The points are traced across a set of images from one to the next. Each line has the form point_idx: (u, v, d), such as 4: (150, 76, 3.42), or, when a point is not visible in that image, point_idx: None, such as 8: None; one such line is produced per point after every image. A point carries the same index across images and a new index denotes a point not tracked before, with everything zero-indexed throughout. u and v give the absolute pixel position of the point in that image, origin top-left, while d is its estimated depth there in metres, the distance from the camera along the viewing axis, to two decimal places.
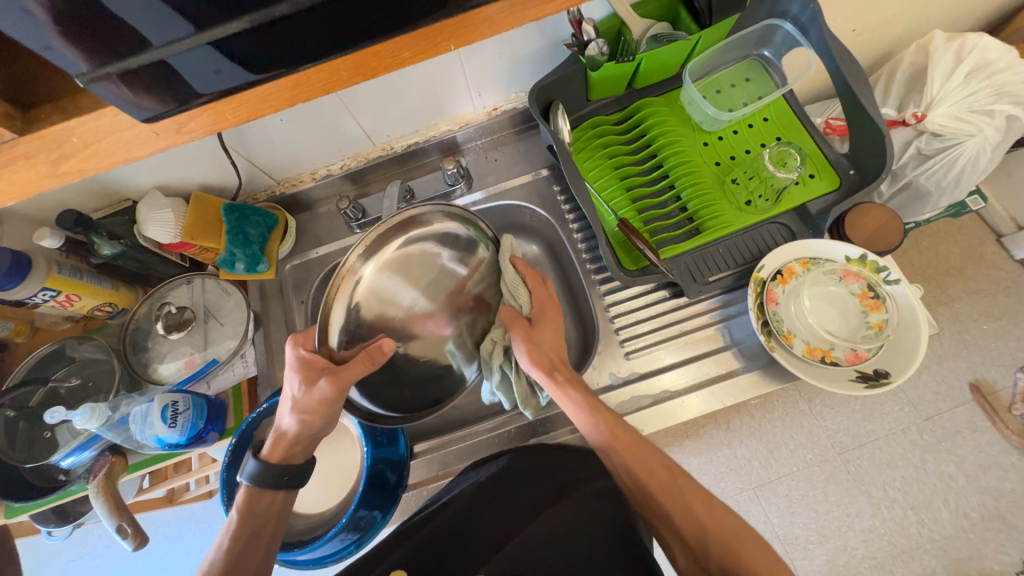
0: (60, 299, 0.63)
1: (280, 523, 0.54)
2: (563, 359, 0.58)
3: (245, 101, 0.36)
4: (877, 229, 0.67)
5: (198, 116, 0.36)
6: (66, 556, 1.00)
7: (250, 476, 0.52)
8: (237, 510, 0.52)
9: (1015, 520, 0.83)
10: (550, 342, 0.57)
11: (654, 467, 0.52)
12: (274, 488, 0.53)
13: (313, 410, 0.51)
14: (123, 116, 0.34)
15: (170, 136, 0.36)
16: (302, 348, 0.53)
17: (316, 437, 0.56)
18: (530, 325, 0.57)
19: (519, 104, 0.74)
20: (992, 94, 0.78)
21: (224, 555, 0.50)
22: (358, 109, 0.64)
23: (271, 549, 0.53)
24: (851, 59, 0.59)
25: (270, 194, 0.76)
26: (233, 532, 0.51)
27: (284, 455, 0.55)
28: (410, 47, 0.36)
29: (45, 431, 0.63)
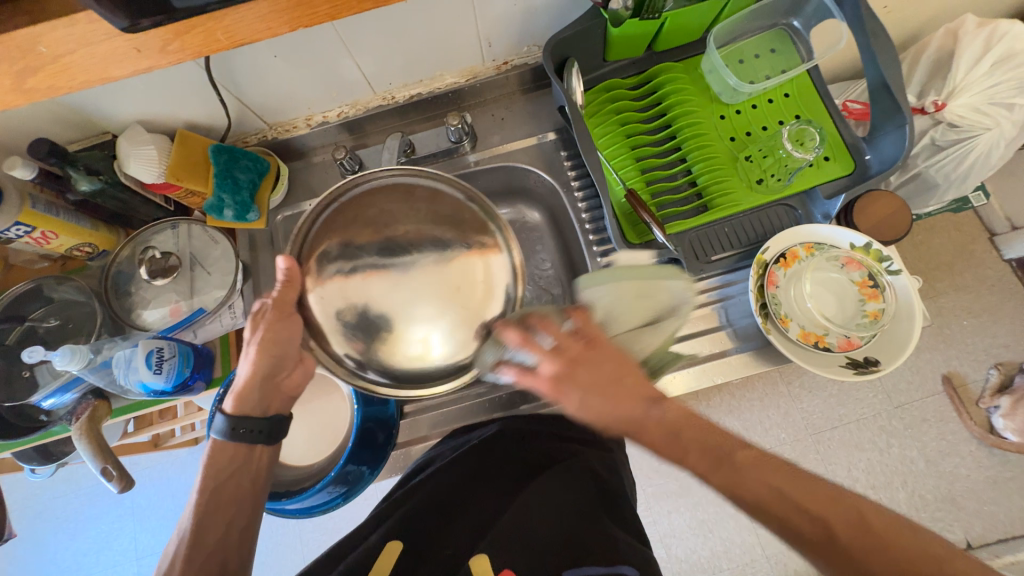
0: (35, 236, 0.60)
1: (245, 481, 0.52)
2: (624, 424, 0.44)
3: (241, 22, 0.33)
4: (884, 219, 0.66)
5: (184, 35, 0.33)
6: (52, 492, 1.01)
7: (215, 431, 0.52)
8: (205, 467, 0.50)
9: (965, 502, 0.88)
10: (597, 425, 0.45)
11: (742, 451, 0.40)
12: (239, 441, 0.52)
13: (265, 342, 0.51)
14: (99, 27, 0.31)
15: (155, 57, 0.33)
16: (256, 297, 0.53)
17: (274, 380, 0.54)
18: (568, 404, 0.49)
19: (531, 60, 0.70)
20: (1015, 88, 0.76)
21: (192, 515, 0.49)
22: (359, 50, 0.60)
23: (241, 509, 0.51)
24: (884, 35, 0.56)
25: (261, 138, 0.71)
26: (199, 487, 0.49)
27: (242, 407, 0.52)
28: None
29: (24, 371, 0.61)
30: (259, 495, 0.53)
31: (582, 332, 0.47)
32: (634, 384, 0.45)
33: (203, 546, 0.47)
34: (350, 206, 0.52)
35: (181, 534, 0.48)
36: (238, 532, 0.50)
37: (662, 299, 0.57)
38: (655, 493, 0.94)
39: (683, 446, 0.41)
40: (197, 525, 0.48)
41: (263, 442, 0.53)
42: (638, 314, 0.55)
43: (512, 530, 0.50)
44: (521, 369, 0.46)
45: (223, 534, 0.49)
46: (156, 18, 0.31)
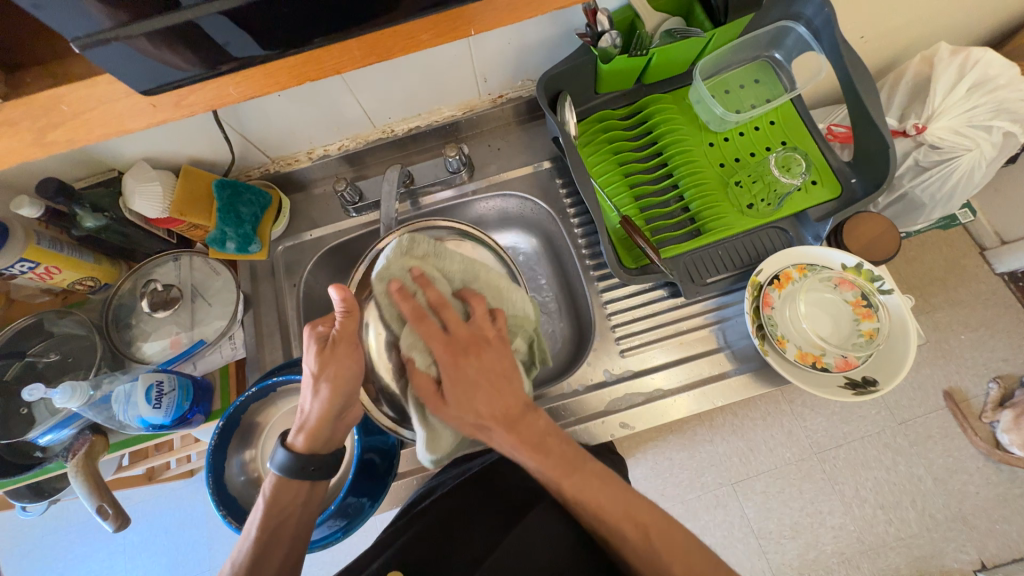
0: (38, 271, 0.60)
1: (303, 517, 0.52)
2: (506, 414, 0.47)
3: (252, 76, 0.35)
4: (873, 239, 0.68)
5: (197, 90, 0.35)
6: (42, 529, 0.98)
7: (279, 466, 0.50)
8: (264, 500, 0.50)
9: (976, 521, 0.87)
10: (472, 405, 0.47)
11: (628, 532, 0.45)
12: (300, 479, 0.50)
13: (336, 379, 0.49)
14: (117, 86, 0.33)
15: (168, 110, 0.35)
16: (320, 326, 0.50)
17: (342, 416, 0.52)
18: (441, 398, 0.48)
19: (525, 93, 0.73)
20: (992, 110, 0.79)
21: (250, 549, 0.48)
22: (360, 89, 0.62)
23: (296, 547, 0.50)
24: (861, 66, 0.59)
25: (263, 171, 0.73)
26: (262, 524, 0.49)
27: (312, 443, 0.51)
28: (428, 30, 0.36)
29: (21, 407, 0.61)
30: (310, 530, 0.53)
31: (503, 331, 0.51)
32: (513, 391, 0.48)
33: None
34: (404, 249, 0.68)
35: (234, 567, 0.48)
36: (289, 568, 0.49)
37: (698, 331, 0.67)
38: None
39: (547, 455, 0.46)
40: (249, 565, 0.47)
41: (323, 479, 0.53)
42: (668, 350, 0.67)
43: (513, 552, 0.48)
44: (426, 317, 0.48)
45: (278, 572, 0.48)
46: (177, 77, 0.33)
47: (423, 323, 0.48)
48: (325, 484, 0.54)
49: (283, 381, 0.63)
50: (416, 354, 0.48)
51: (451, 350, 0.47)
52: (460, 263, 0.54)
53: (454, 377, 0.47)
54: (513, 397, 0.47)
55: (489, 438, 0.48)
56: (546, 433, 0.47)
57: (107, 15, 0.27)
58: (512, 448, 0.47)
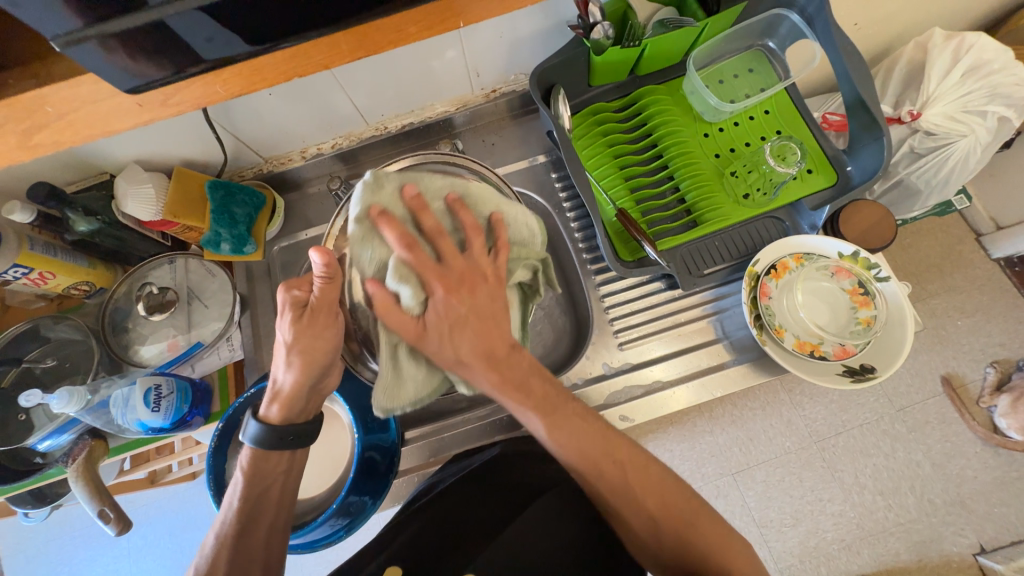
0: (32, 277, 0.60)
1: (287, 484, 0.53)
2: (489, 352, 0.48)
3: (238, 74, 0.35)
4: (870, 227, 0.68)
5: (185, 89, 0.35)
6: (45, 535, 0.98)
7: (253, 438, 0.50)
8: (242, 470, 0.51)
9: (974, 505, 0.88)
10: (457, 340, 0.47)
11: (606, 469, 0.47)
12: (279, 448, 0.51)
13: (308, 351, 0.48)
14: (101, 86, 0.32)
15: (155, 109, 0.35)
16: (296, 290, 0.47)
17: (316, 389, 0.52)
18: (425, 331, 0.46)
19: (518, 87, 0.72)
20: (986, 95, 0.79)
21: (235, 518, 0.50)
22: (352, 85, 0.62)
23: (281, 510, 0.53)
24: (855, 53, 0.58)
25: (256, 172, 0.73)
26: (243, 495, 0.50)
27: (286, 414, 0.51)
28: (415, 23, 0.35)
29: (20, 414, 0.61)
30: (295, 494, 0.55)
31: (500, 270, 0.49)
32: (499, 330, 0.49)
33: (252, 553, 0.50)
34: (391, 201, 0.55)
35: (222, 535, 0.50)
36: (279, 531, 0.53)
37: (695, 324, 0.67)
38: None
39: (529, 398, 0.49)
40: (237, 532, 0.50)
41: (303, 445, 0.53)
42: (665, 343, 0.67)
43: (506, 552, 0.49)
44: (417, 245, 0.44)
45: (267, 535, 0.52)
46: (164, 76, 0.32)
47: (417, 253, 0.44)
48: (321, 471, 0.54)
49: None
50: (405, 291, 0.44)
51: (444, 283, 0.45)
52: (445, 183, 0.48)
53: (443, 312, 0.46)
54: (499, 337, 0.49)
55: (470, 378, 0.48)
56: (528, 370, 0.50)
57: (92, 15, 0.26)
58: (492, 386, 0.48)
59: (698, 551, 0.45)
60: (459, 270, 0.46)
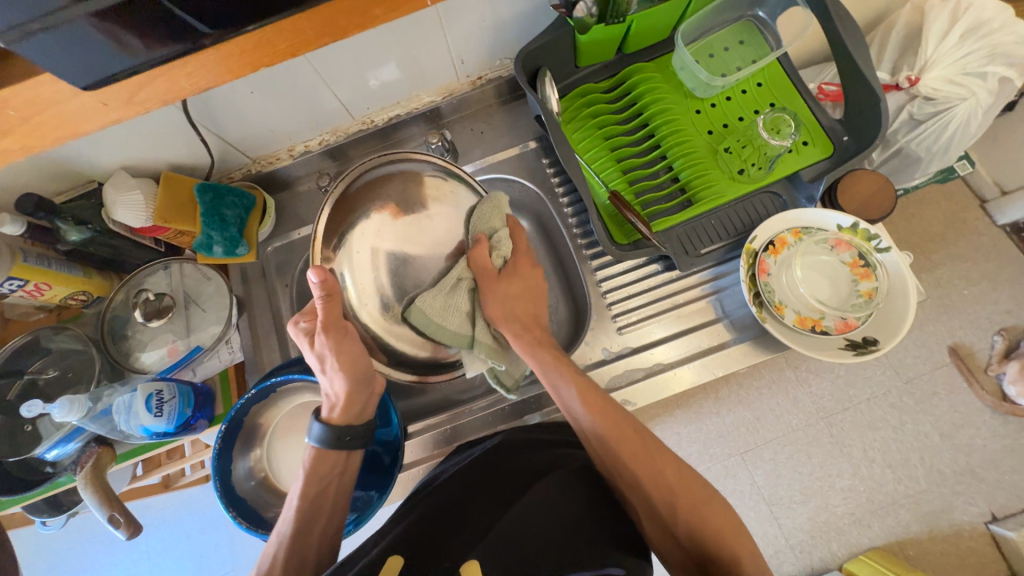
0: (29, 288, 0.60)
1: (342, 485, 0.54)
2: (531, 318, 0.59)
3: (201, 69, 0.35)
4: (868, 197, 0.66)
5: (148, 86, 0.35)
6: (65, 542, 1.00)
7: (315, 439, 0.53)
8: (304, 470, 0.53)
9: (984, 473, 0.88)
10: (514, 297, 0.57)
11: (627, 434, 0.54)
12: (339, 448, 0.53)
13: (343, 360, 0.52)
14: (63, 85, 0.32)
15: (120, 108, 0.35)
16: (303, 321, 0.54)
17: (367, 388, 0.54)
18: (497, 278, 0.56)
19: (504, 72, 0.71)
20: (986, 56, 0.77)
21: (295, 517, 0.51)
22: (335, 79, 0.61)
23: (334, 515, 0.54)
24: (848, 18, 0.57)
25: (245, 172, 0.72)
26: (303, 493, 0.52)
27: (348, 416, 0.54)
28: (380, 4, 0.35)
29: (26, 425, 0.62)
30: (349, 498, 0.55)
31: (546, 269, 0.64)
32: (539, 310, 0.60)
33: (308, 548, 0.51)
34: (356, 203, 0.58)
35: (282, 536, 0.51)
36: (334, 527, 0.53)
37: (694, 304, 0.66)
38: None
39: (559, 368, 0.57)
40: (298, 530, 0.51)
41: (360, 446, 0.55)
42: (664, 326, 0.67)
43: (508, 532, 0.48)
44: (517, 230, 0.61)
45: (324, 532, 0.52)
46: (130, 64, 0.33)
47: (512, 233, 0.61)
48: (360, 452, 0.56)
49: (282, 381, 0.63)
50: (501, 237, 0.57)
51: (525, 256, 0.60)
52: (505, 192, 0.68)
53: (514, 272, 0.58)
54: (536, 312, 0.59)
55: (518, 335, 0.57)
56: (552, 346, 0.59)
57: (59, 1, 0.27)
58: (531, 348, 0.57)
59: (713, 529, 0.50)
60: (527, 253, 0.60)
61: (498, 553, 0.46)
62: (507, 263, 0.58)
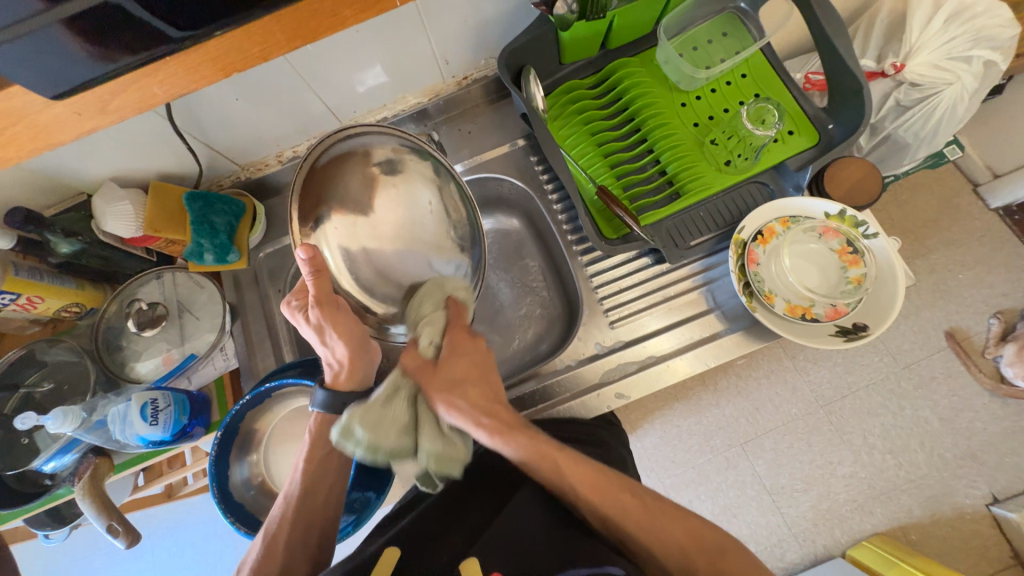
0: (21, 302, 0.60)
1: (342, 455, 0.54)
2: (489, 403, 0.51)
3: (176, 73, 0.35)
4: (855, 184, 0.67)
5: (123, 93, 0.35)
6: (71, 555, 1.00)
7: (321, 404, 0.53)
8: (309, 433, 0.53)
9: (985, 456, 0.88)
10: (461, 380, 0.51)
11: (628, 502, 0.48)
12: (346, 412, 0.53)
13: (341, 329, 0.52)
14: (35, 97, 0.33)
15: (95, 117, 0.36)
16: (294, 300, 0.54)
17: (368, 353, 0.54)
18: (436, 368, 0.50)
19: (489, 72, 0.71)
20: (970, 40, 0.77)
21: (302, 479, 0.52)
22: (320, 84, 0.61)
23: (339, 480, 0.54)
24: (829, 6, 0.57)
25: (235, 179, 0.72)
26: (309, 456, 0.52)
27: (353, 381, 0.54)
28: (349, 5, 0.35)
29: (22, 438, 0.62)
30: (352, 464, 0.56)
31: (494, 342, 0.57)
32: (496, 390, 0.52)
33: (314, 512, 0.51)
34: (330, 175, 0.54)
35: (287, 498, 0.52)
36: (337, 492, 0.54)
37: (687, 295, 0.67)
38: (674, 484, 0.93)
39: (534, 448, 0.48)
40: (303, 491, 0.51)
41: None
42: (656, 317, 0.67)
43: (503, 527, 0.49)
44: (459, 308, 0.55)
45: (329, 496, 0.53)
46: (104, 70, 0.33)
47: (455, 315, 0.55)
48: None
49: (276, 386, 0.63)
50: (426, 330, 0.51)
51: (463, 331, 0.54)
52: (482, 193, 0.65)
53: (453, 353, 0.52)
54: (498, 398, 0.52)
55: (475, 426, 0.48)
56: (522, 425, 0.51)
57: (35, 5, 0.28)
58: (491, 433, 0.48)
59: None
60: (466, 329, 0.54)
61: (492, 551, 0.46)
62: (442, 347, 0.53)
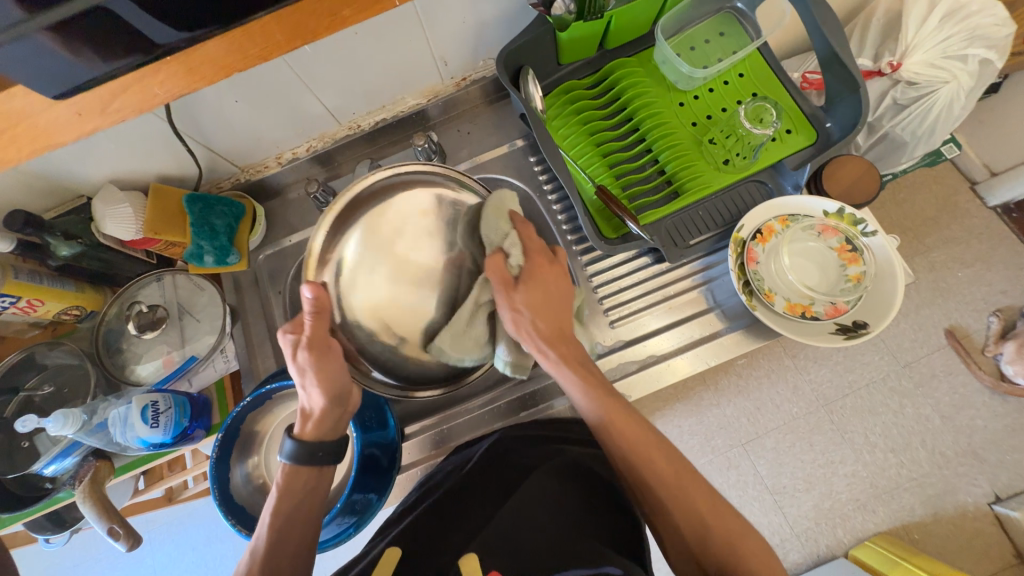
0: (21, 305, 0.60)
1: (313, 504, 0.53)
2: (558, 329, 0.53)
3: (178, 70, 0.35)
4: (853, 182, 0.67)
5: (123, 93, 0.35)
6: (71, 560, 1.00)
7: (287, 455, 0.52)
8: (275, 485, 0.52)
9: (986, 454, 0.88)
10: (539, 306, 0.52)
11: (655, 459, 0.48)
12: (311, 465, 0.52)
13: (326, 378, 0.51)
14: (33, 98, 0.33)
15: (95, 118, 0.36)
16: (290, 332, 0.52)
17: (344, 406, 0.54)
18: (516, 285, 0.52)
19: (488, 73, 0.71)
20: (965, 39, 0.77)
21: (266, 536, 0.50)
22: (319, 86, 0.61)
23: (307, 536, 0.52)
24: (824, 5, 0.57)
25: (234, 182, 0.72)
26: (275, 509, 0.50)
27: (319, 430, 0.53)
28: (349, 5, 0.35)
29: (23, 442, 0.62)
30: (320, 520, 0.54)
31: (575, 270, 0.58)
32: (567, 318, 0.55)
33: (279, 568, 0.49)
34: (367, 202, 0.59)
35: (252, 554, 0.49)
36: (305, 549, 0.51)
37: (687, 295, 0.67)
38: None
39: (589, 383, 0.52)
40: (267, 548, 0.49)
41: (332, 464, 0.54)
42: (657, 319, 0.67)
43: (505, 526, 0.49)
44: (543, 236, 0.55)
45: (295, 554, 0.50)
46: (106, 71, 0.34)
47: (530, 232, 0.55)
48: (332, 470, 0.55)
49: (277, 389, 0.63)
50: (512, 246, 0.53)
51: (543, 258, 0.54)
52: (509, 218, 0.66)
53: (539, 279, 0.53)
54: (568, 321, 0.54)
55: (541, 351, 0.52)
56: (580, 358, 0.54)
57: (17, 12, 0.28)
58: (555, 358, 0.52)
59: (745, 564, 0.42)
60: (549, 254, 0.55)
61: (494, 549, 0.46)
62: (522, 266, 0.53)
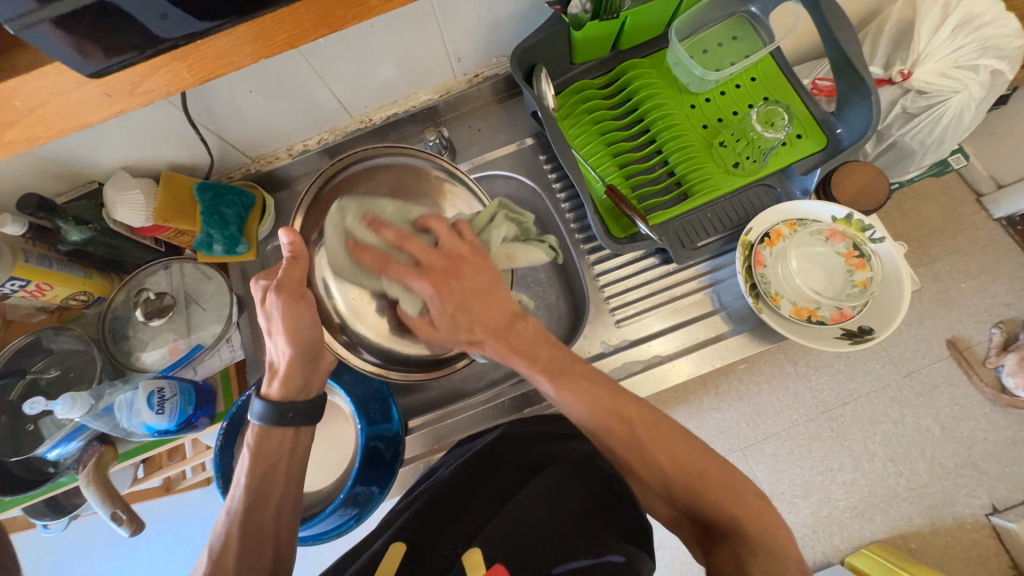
0: (30, 289, 0.60)
1: (292, 464, 0.53)
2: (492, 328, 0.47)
3: (206, 54, 0.36)
4: (861, 189, 0.67)
5: (151, 76, 0.36)
6: (66, 548, 1.00)
7: (258, 415, 0.52)
8: (246, 448, 0.52)
9: (985, 466, 0.88)
10: (462, 324, 0.46)
11: (610, 423, 0.47)
12: (282, 425, 0.52)
13: (294, 328, 0.49)
14: (68, 76, 0.33)
15: (124, 98, 0.37)
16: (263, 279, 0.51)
17: (310, 362, 0.52)
18: (432, 323, 0.47)
19: (501, 70, 0.72)
20: (977, 50, 0.77)
21: (241, 499, 0.50)
22: (333, 79, 0.62)
23: (288, 495, 0.53)
24: (839, 11, 0.57)
25: (244, 172, 0.73)
26: (249, 473, 0.50)
27: (287, 390, 0.53)
28: None
29: (28, 425, 0.62)
30: (300, 482, 0.54)
31: (474, 242, 0.48)
32: (500, 302, 0.47)
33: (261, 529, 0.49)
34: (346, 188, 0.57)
35: (230, 516, 0.50)
36: (289, 513, 0.52)
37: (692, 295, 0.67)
38: None
39: (558, 368, 0.48)
40: (244, 510, 0.49)
41: (307, 425, 0.54)
42: (663, 317, 0.67)
43: (511, 521, 0.49)
44: (409, 237, 0.46)
45: (276, 517, 0.51)
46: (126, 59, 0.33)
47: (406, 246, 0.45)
48: (309, 430, 0.56)
49: None
50: (402, 300, 0.45)
51: (431, 281, 0.45)
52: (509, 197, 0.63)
53: (442, 310, 0.45)
54: (499, 309, 0.47)
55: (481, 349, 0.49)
56: (537, 337, 0.49)
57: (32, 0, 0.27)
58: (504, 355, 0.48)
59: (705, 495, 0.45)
60: (439, 261, 0.46)
61: (500, 539, 0.46)
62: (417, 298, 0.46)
